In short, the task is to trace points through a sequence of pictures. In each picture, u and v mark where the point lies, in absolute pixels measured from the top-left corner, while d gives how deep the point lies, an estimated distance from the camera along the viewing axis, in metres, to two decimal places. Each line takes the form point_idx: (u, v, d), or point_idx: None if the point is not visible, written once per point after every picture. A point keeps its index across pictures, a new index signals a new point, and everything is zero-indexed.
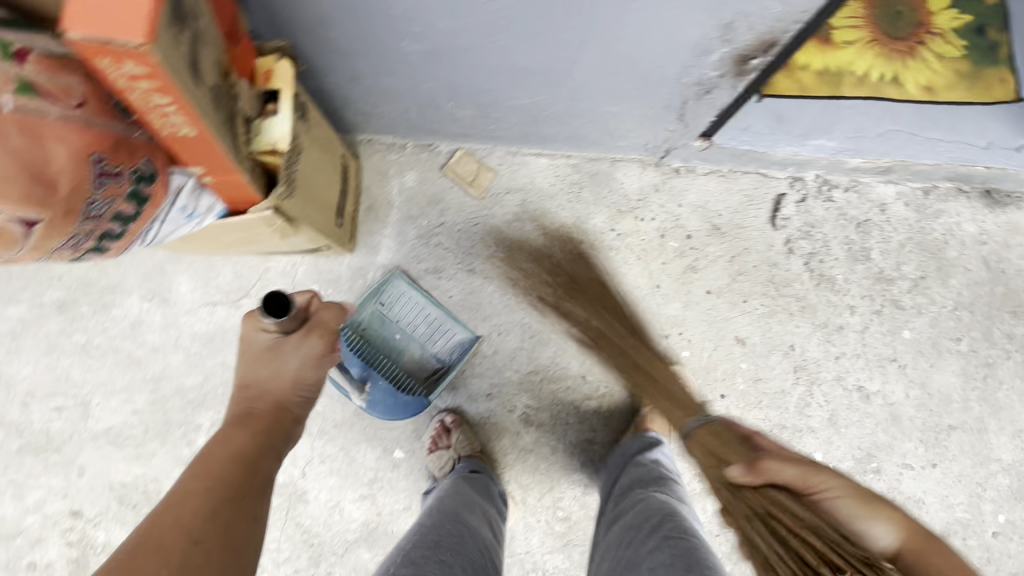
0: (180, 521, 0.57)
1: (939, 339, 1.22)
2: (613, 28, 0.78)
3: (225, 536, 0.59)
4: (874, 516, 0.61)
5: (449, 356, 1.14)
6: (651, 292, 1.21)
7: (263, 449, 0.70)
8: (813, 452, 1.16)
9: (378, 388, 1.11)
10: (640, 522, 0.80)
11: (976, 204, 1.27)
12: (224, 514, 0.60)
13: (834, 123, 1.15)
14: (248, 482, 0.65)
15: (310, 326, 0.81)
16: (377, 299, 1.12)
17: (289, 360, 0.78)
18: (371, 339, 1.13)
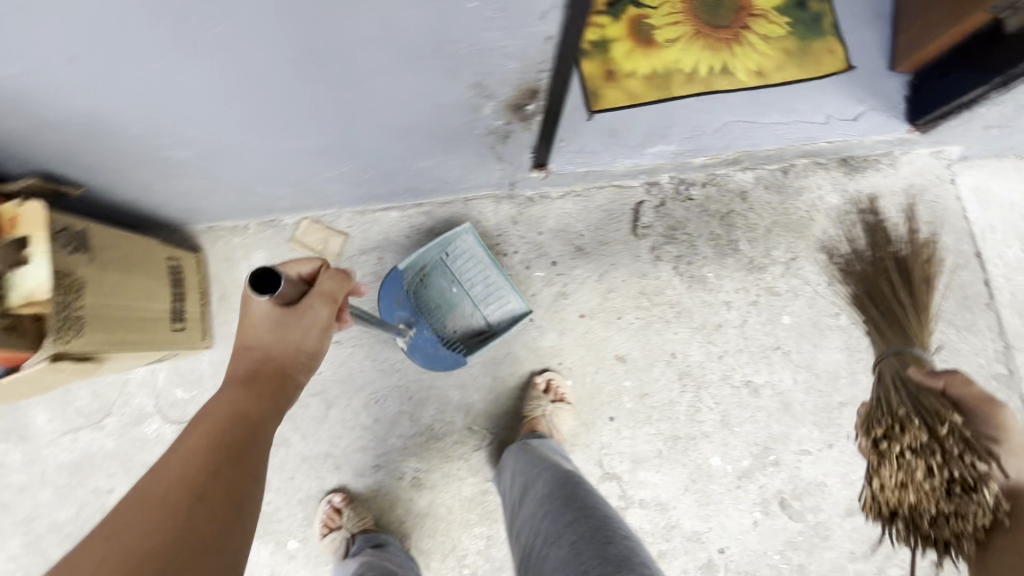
0: (179, 485, 0.55)
1: (818, 318, 1.21)
2: (367, 105, 0.73)
3: (229, 500, 0.56)
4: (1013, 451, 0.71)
5: (497, 318, 1.14)
6: (525, 327, 1.19)
7: (270, 414, 0.66)
8: (710, 457, 1.15)
9: (421, 335, 1.12)
10: (547, 504, 0.85)
11: (835, 174, 1.26)
12: (223, 477, 0.57)
13: (671, 125, 1.13)
14: (247, 450, 0.61)
15: (320, 292, 0.74)
16: (444, 249, 1.13)
17: (299, 329, 0.72)
18: (427, 287, 1.14)
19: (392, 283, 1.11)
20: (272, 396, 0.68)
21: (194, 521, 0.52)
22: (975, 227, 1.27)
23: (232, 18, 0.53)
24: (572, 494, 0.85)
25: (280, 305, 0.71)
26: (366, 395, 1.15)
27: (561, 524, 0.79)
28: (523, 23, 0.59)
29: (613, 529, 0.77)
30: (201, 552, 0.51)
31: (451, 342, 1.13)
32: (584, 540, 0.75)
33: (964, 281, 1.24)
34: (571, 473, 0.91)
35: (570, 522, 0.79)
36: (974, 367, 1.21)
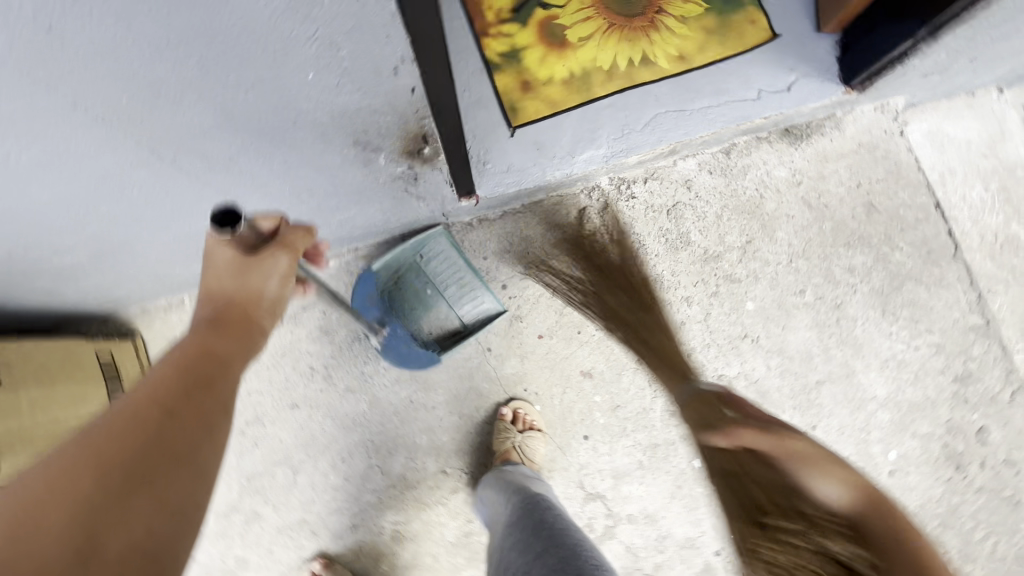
0: (149, 400, 0.49)
1: (783, 299, 1.17)
2: (245, 181, 0.68)
3: (199, 421, 0.50)
4: (825, 474, 0.62)
5: (473, 317, 1.10)
6: (484, 357, 1.14)
7: (236, 349, 0.58)
8: (693, 460, 1.12)
9: (395, 334, 1.09)
10: (516, 533, 0.81)
11: (779, 146, 1.21)
12: (193, 400, 0.51)
13: (597, 127, 1.07)
14: (218, 377, 0.55)
15: (288, 244, 0.64)
16: (418, 250, 1.09)
17: (261, 278, 0.61)
18: (402, 287, 1.09)
19: (365, 283, 1.08)
20: (241, 331, 0.60)
21: (164, 436, 0.47)
22: (931, 177, 1.22)
23: (46, 138, 0.48)
24: (539, 523, 0.81)
25: (241, 253, 0.61)
26: (331, 456, 1.11)
27: (529, 557, 0.74)
28: (376, 82, 0.54)
29: (583, 560, 0.72)
30: (169, 467, 0.46)
31: (425, 342, 1.09)
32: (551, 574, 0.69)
33: (927, 235, 1.20)
34: (545, 502, 0.87)
35: (538, 553, 0.74)
36: (950, 323, 1.16)
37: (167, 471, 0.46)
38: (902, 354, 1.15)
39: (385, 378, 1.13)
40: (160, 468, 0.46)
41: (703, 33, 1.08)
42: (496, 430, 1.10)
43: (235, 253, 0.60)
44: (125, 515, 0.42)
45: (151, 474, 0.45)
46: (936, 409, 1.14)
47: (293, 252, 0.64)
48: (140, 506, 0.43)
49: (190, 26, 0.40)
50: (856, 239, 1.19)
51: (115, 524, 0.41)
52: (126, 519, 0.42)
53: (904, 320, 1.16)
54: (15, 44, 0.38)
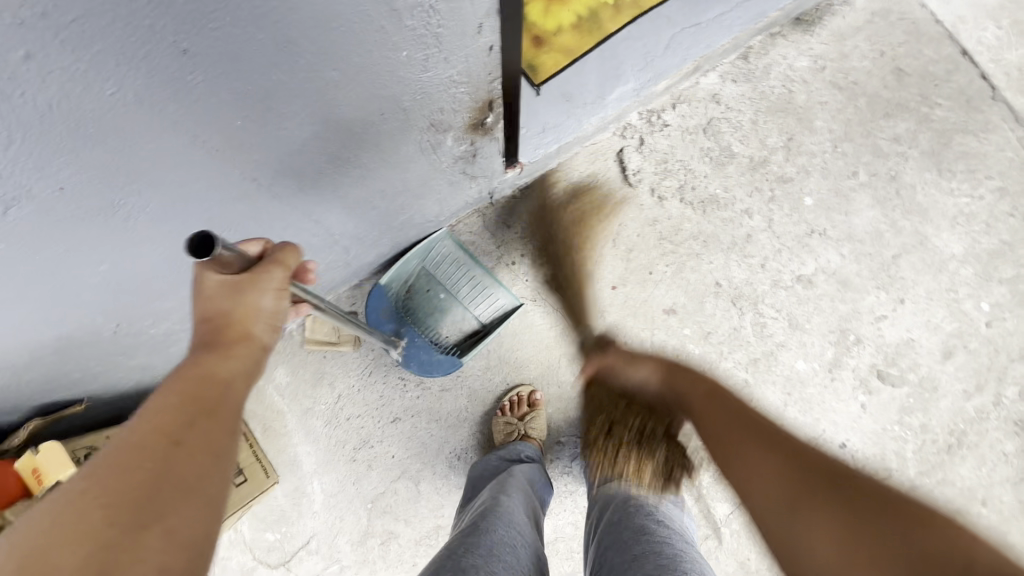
0: (151, 430, 0.42)
1: (839, 185, 1.16)
2: (332, 196, 0.67)
3: (210, 449, 0.43)
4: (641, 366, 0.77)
5: (490, 317, 1.07)
6: (565, 322, 1.13)
7: (238, 373, 0.50)
8: (796, 363, 1.12)
9: (414, 344, 1.07)
10: (614, 543, 0.74)
11: (794, 37, 1.20)
12: (200, 429, 0.44)
13: (619, 64, 1.03)
14: (225, 405, 0.47)
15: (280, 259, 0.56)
16: (424, 256, 1.06)
17: (256, 295, 0.53)
18: (413, 296, 1.07)
19: (376, 299, 1.06)
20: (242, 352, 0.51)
21: (170, 471, 0.40)
22: (949, 27, 1.21)
23: (167, 187, 0.48)
24: (627, 525, 0.76)
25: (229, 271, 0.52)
26: (446, 457, 1.10)
27: (627, 559, 0.70)
28: (460, 47, 0.52)
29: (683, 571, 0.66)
30: (181, 500, 0.39)
31: (446, 347, 1.08)
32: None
33: (961, 85, 1.19)
34: (636, 501, 0.81)
35: (636, 556, 0.69)
36: (1006, 164, 1.16)
37: (179, 505, 0.39)
38: (968, 207, 1.15)
39: (476, 366, 1.13)
40: (172, 509, 0.39)
41: None
42: None
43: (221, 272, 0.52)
44: (136, 551, 0.36)
45: (160, 508, 0.38)
46: (1016, 251, 1.14)
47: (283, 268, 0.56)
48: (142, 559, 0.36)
49: (306, 18, 0.39)
50: (894, 107, 1.18)
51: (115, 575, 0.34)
52: (140, 555, 0.35)
53: (961, 174, 1.16)
54: (152, 77, 0.37)
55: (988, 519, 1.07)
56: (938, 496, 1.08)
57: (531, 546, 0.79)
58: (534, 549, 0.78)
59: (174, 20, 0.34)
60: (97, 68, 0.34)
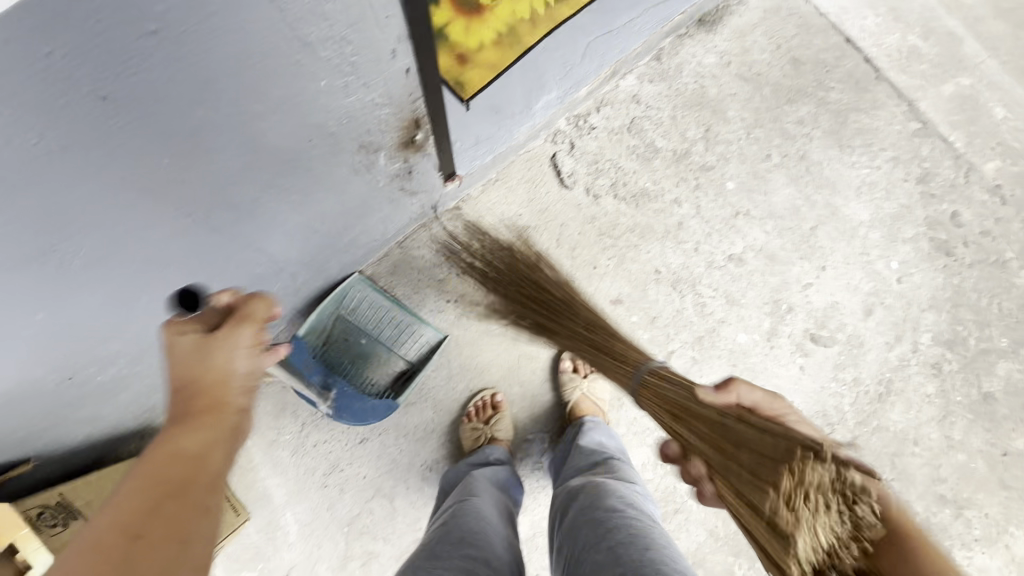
0: (114, 524, 0.41)
1: (756, 168, 1.26)
2: (274, 224, 0.70)
3: (179, 535, 0.42)
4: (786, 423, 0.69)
5: (417, 353, 1.10)
6: (520, 323, 1.18)
7: (214, 446, 0.50)
8: (737, 336, 1.20)
9: (342, 394, 1.05)
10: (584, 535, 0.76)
11: (701, 36, 1.29)
12: (165, 513, 0.43)
13: (541, 74, 1.11)
14: (197, 480, 0.46)
15: (250, 306, 0.59)
16: (339, 303, 1.07)
17: (226, 357, 0.54)
18: (335, 343, 1.08)
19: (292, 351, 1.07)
20: (211, 420, 0.51)
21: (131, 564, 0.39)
22: (833, 18, 1.34)
23: (101, 231, 0.50)
24: (598, 509, 0.79)
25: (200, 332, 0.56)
26: (418, 471, 1.12)
27: (603, 549, 0.72)
28: (377, 72, 0.56)
29: (651, 539, 0.73)
30: None
31: (378, 390, 1.08)
32: (623, 545, 0.71)
33: (850, 69, 1.31)
34: (593, 485, 0.85)
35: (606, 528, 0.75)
36: (896, 136, 1.29)
37: None
38: (869, 177, 1.28)
39: (437, 378, 1.15)
40: None
41: None
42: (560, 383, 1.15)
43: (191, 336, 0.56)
44: None
45: None
46: (914, 213, 1.27)
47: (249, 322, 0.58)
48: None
49: (224, 60, 0.43)
50: (795, 93, 1.29)
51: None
52: None
53: (860, 148, 1.28)
54: (76, 125, 0.40)
55: (920, 457, 1.19)
56: (875, 441, 1.19)
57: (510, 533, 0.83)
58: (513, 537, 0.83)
59: (89, 68, 0.37)
60: (30, 132, 0.38)
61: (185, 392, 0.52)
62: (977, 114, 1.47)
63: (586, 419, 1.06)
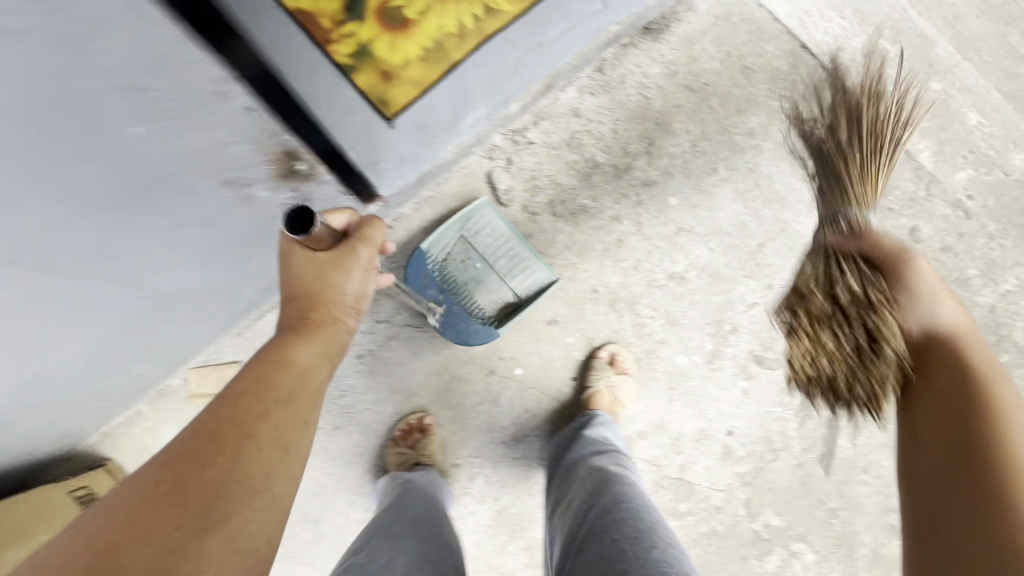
0: (234, 419, 0.59)
1: (701, 182, 1.21)
2: (142, 261, 0.69)
3: (281, 439, 0.60)
4: (947, 301, 0.77)
5: (525, 288, 1.13)
6: (451, 345, 1.15)
7: (316, 360, 0.69)
8: (676, 358, 1.16)
9: (451, 311, 1.12)
10: (585, 519, 0.81)
11: (646, 45, 1.24)
12: (276, 416, 0.61)
13: (468, 90, 1.08)
14: (301, 389, 0.65)
15: (361, 237, 0.78)
16: (463, 226, 1.13)
17: (343, 277, 0.75)
18: (454, 264, 1.13)
19: (416, 264, 1.13)
20: (326, 327, 0.73)
21: (247, 457, 0.57)
22: (789, 23, 1.27)
23: None
24: (607, 491, 0.83)
25: (317, 251, 0.74)
26: (346, 494, 1.11)
27: (604, 539, 0.75)
28: None
29: (654, 535, 0.75)
30: (244, 488, 0.55)
31: (484, 318, 1.13)
32: (627, 540, 0.74)
33: (804, 77, 1.26)
34: (602, 469, 0.90)
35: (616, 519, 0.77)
36: None
37: (238, 498, 0.54)
38: None
39: (366, 400, 1.14)
40: (236, 491, 0.55)
41: None
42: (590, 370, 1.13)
43: (311, 252, 0.74)
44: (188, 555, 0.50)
45: (217, 493, 0.53)
46: None
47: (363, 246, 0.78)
48: (257, 501, 0.55)
49: None
50: (745, 103, 1.24)
51: (204, 539, 0.51)
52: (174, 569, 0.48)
53: (814, 159, 1.22)
54: None
55: (869, 485, 1.14)
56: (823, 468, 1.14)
57: (447, 533, 0.82)
58: (445, 535, 0.82)
59: None
60: None
61: (302, 305, 0.73)
62: (948, 121, 1.38)
63: (598, 413, 1.05)
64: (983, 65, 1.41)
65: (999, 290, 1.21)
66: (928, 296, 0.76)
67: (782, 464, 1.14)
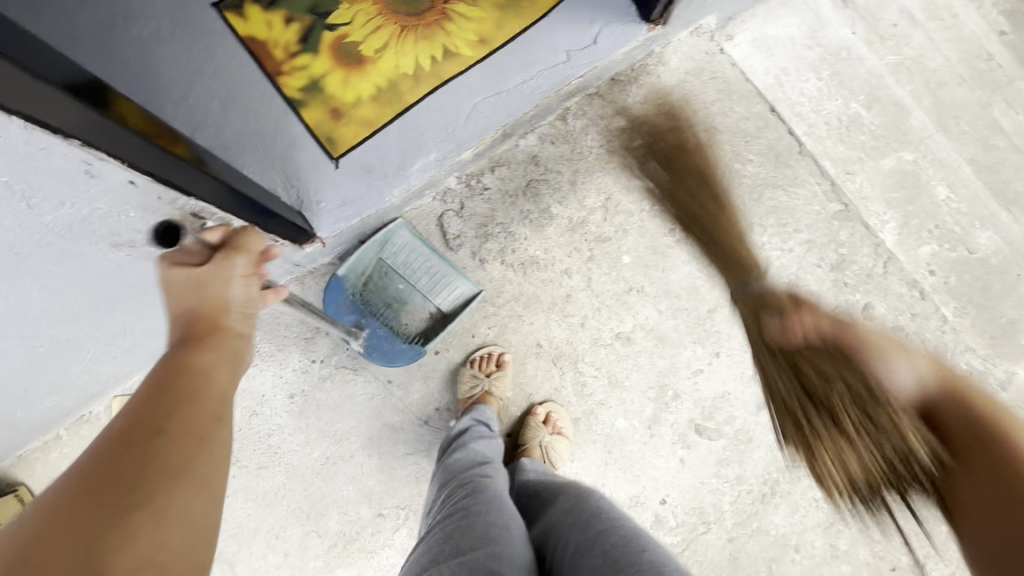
0: (130, 426, 0.48)
1: (656, 242, 1.18)
2: (29, 315, 0.66)
3: (196, 435, 0.50)
4: (896, 360, 0.61)
5: (450, 303, 1.12)
6: (386, 390, 1.13)
7: (219, 364, 0.57)
8: (616, 422, 1.15)
9: (375, 335, 1.10)
10: (575, 535, 0.77)
11: (613, 97, 1.21)
12: (181, 418, 0.50)
13: (420, 135, 1.05)
14: (208, 392, 0.54)
15: (240, 246, 0.64)
16: (381, 247, 1.10)
17: (224, 285, 0.62)
18: (375, 287, 1.10)
19: (335, 290, 1.09)
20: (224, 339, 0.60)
21: (156, 456, 0.46)
22: (761, 84, 1.26)
23: None
24: (593, 513, 0.80)
25: (192, 267, 0.62)
26: (265, 536, 1.10)
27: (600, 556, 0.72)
28: (70, 188, 0.53)
29: (646, 539, 0.75)
30: (165, 485, 0.45)
31: (409, 336, 1.11)
32: (618, 548, 0.72)
33: (771, 141, 1.25)
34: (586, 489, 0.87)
35: (599, 529, 0.76)
36: (812, 217, 1.23)
37: (157, 494, 0.44)
38: (778, 260, 1.21)
39: (295, 442, 1.11)
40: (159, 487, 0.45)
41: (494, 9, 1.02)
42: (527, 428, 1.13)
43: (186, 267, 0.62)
44: (121, 542, 0.41)
45: (127, 492, 0.44)
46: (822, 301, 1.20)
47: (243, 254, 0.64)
48: (183, 483, 0.46)
49: None
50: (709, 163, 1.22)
51: (132, 517, 0.42)
52: (124, 548, 0.41)
53: (773, 228, 1.22)
54: None
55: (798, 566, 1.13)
56: (752, 544, 1.14)
57: (477, 517, 0.78)
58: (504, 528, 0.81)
59: None
60: None
61: (188, 318, 0.59)
62: (917, 192, 1.28)
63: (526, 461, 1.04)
64: (961, 134, 1.30)
65: None
66: (879, 352, 0.62)
67: (713, 537, 1.14)
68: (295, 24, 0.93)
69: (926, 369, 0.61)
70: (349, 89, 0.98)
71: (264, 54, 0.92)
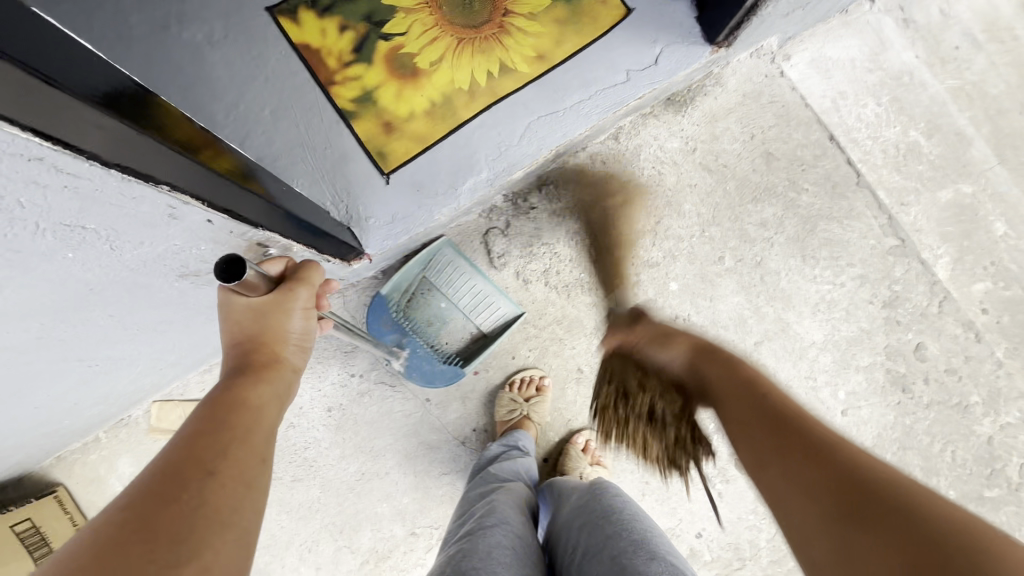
0: (188, 459, 0.46)
1: (704, 271, 1.16)
2: (88, 336, 0.65)
3: (245, 475, 0.48)
4: (667, 345, 0.78)
5: (491, 324, 1.10)
6: (424, 409, 1.12)
7: (269, 399, 0.56)
8: None
9: (415, 354, 1.08)
10: (586, 536, 0.75)
11: (667, 118, 1.18)
12: (233, 455, 0.48)
13: (472, 152, 1.02)
14: (257, 430, 0.52)
15: (303, 280, 0.64)
16: (424, 264, 1.08)
17: (285, 319, 0.61)
18: (417, 304, 1.08)
19: (378, 308, 1.07)
20: (275, 374, 0.59)
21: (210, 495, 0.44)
22: (821, 108, 1.21)
23: None
24: (601, 511, 0.78)
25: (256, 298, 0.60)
26: (298, 549, 1.11)
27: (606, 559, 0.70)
28: (154, 229, 0.54)
29: (655, 544, 0.71)
30: (215, 529, 0.43)
31: (448, 356, 1.09)
32: (626, 553, 0.69)
33: (828, 170, 1.20)
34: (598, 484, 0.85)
35: (609, 534, 0.73)
36: (867, 251, 1.19)
37: (208, 538, 0.42)
38: (830, 294, 1.18)
39: (332, 456, 1.10)
40: (209, 532, 0.42)
41: (559, 16, 0.94)
42: (564, 456, 1.13)
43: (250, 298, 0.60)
44: None
45: (180, 534, 0.41)
46: (874, 339, 1.18)
47: (306, 286, 0.64)
48: (231, 528, 0.44)
49: None
50: (761, 192, 1.19)
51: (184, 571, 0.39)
52: None
53: (825, 261, 1.18)
54: None
55: None
56: None
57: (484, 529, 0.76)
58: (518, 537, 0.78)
59: None
60: None
61: (244, 351, 0.59)
62: (974, 227, 1.22)
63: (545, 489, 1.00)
64: (1023, 166, 1.23)
65: (999, 421, 1.18)
66: (659, 340, 0.80)
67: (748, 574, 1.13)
68: (349, 31, 0.84)
69: (683, 350, 0.77)
70: (404, 104, 0.92)
71: (316, 64, 0.84)
